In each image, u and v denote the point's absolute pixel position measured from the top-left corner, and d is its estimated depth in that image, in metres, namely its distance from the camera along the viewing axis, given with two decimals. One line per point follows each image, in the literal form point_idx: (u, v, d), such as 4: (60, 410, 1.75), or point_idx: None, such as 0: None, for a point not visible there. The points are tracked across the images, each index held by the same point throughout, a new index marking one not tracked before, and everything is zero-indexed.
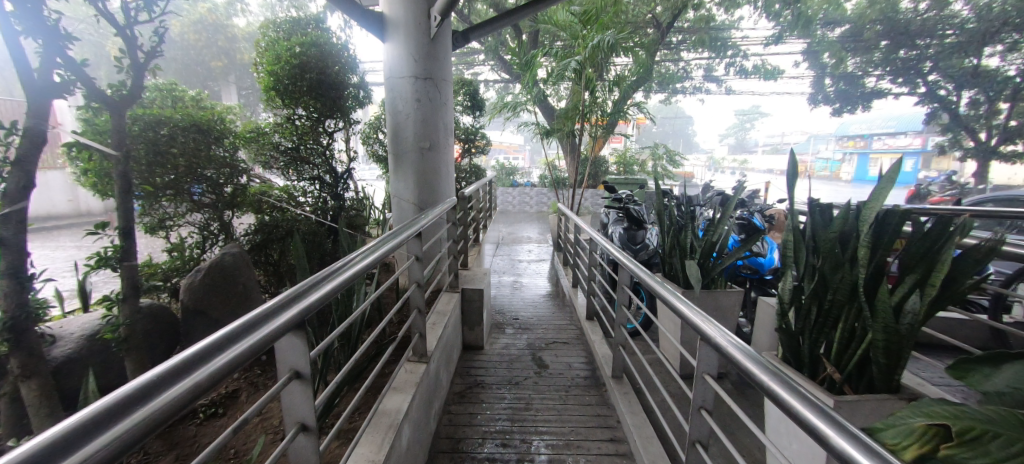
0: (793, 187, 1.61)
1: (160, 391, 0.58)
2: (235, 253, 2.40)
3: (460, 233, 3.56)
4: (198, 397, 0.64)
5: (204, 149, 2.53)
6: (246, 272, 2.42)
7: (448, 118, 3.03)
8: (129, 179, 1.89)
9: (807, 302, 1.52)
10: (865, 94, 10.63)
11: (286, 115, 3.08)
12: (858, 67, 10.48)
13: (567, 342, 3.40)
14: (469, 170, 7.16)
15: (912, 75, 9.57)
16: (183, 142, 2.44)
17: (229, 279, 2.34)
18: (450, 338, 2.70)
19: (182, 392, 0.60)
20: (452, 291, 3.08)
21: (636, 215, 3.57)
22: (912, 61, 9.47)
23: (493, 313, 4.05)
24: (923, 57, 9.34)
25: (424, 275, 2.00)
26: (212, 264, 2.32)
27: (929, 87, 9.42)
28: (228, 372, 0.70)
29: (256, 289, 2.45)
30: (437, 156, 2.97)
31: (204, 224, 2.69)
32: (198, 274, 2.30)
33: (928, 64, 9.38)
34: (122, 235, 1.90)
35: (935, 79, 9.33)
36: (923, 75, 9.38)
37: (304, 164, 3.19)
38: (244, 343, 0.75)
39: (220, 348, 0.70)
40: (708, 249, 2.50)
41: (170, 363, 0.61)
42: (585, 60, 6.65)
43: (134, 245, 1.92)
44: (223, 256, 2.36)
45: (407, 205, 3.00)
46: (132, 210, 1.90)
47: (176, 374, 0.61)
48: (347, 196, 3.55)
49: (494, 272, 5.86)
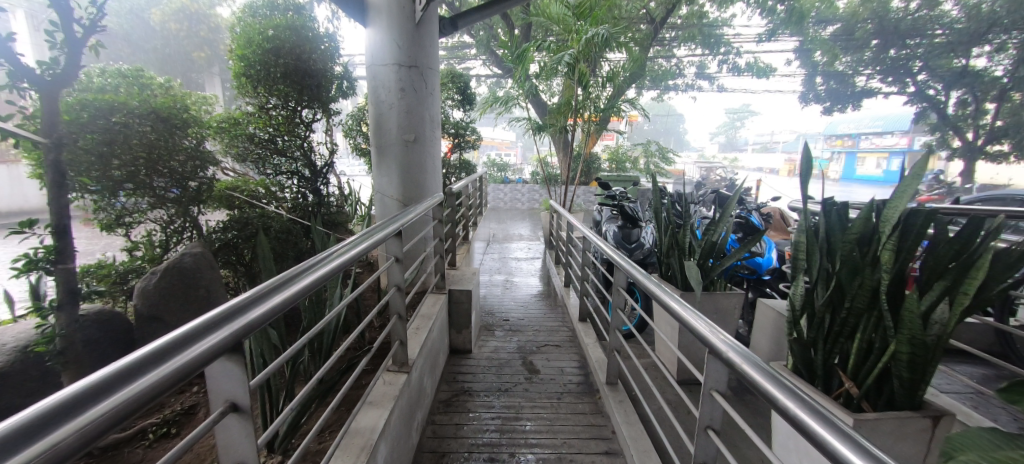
0: (807, 186, 1.47)
1: (19, 447, 0.44)
2: (196, 253, 2.23)
3: (448, 231, 3.40)
4: (85, 447, 0.49)
5: (164, 139, 2.32)
6: (210, 273, 2.26)
7: (434, 110, 2.85)
8: (62, 169, 1.69)
9: (822, 311, 1.39)
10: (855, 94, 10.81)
11: (259, 104, 2.88)
12: (849, 66, 10.51)
13: (559, 345, 3.26)
14: (459, 166, 6.96)
15: (902, 74, 9.61)
16: (138, 130, 2.23)
17: (191, 280, 2.18)
18: (436, 343, 2.55)
19: (28, 463, 0.44)
20: (439, 292, 2.91)
21: (630, 213, 3.43)
22: (902, 60, 9.50)
23: (482, 313, 3.91)
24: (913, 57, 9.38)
25: (405, 278, 1.83)
26: (171, 264, 2.16)
27: (918, 87, 9.53)
28: (132, 412, 0.55)
29: (221, 290, 2.30)
30: (423, 151, 2.81)
31: (168, 221, 2.49)
32: (155, 276, 2.14)
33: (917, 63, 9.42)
34: (55, 234, 1.71)
35: (923, 80, 9.42)
36: (912, 75, 9.43)
37: (279, 157, 3.01)
38: (163, 370, 0.61)
39: (122, 380, 0.56)
40: (709, 250, 2.37)
41: (43, 406, 0.47)
42: (577, 55, 6.54)
43: (71, 244, 1.73)
44: (183, 256, 2.20)
45: (391, 202, 2.83)
46: (67, 206, 1.70)
47: (47, 422, 0.47)
48: (326, 192, 3.37)
49: (485, 270, 5.71)
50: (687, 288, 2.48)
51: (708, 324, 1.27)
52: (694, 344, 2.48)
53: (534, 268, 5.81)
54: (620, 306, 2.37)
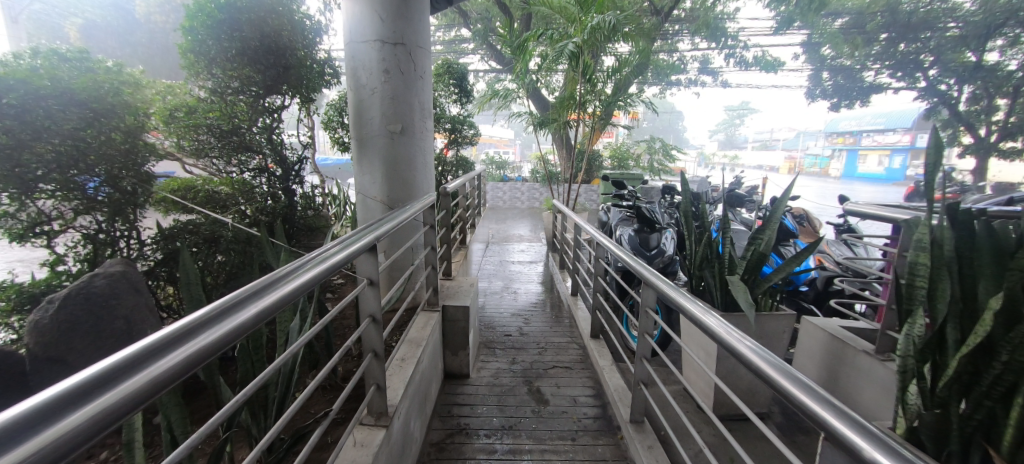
0: (932, 185, 1.06)
1: None
2: (110, 275, 1.86)
3: (442, 236, 3.00)
4: None
5: (82, 126, 1.92)
6: (134, 297, 1.91)
7: (426, 96, 2.44)
8: None
9: (963, 361, 0.98)
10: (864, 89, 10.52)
11: (218, 87, 2.51)
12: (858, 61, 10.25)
13: (569, 366, 2.85)
14: (456, 163, 6.54)
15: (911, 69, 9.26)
16: (43, 114, 1.82)
17: (106, 308, 1.78)
18: (427, 372, 2.15)
19: None
20: (431, 309, 2.49)
21: (649, 215, 3.04)
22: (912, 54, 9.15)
23: (481, 327, 3.52)
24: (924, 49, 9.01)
25: (384, 305, 1.41)
26: (75, 290, 1.75)
27: (930, 83, 9.22)
28: None
29: (145, 316, 1.92)
30: (413, 145, 2.40)
31: (97, 230, 2.05)
32: (52, 306, 1.70)
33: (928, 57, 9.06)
34: None
35: (935, 76, 9.12)
36: (923, 69, 9.08)
37: (249, 153, 2.67)
38: None
39: None
40: (757, 261, 1.97)
41: None
42: (581, 43, 6.13)
43: None
44: (92, 279, 1.81)
45: (374, 205, 2.41)
46: None
47: None
48: (297, 193, 2.96)
49: (480, 275, 5.29)
50: (726, 306, 2.09)
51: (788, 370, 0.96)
52: (736, 373, 2.09)
53: (537, 272, 5.41)
54: (649, 331, 1.95)
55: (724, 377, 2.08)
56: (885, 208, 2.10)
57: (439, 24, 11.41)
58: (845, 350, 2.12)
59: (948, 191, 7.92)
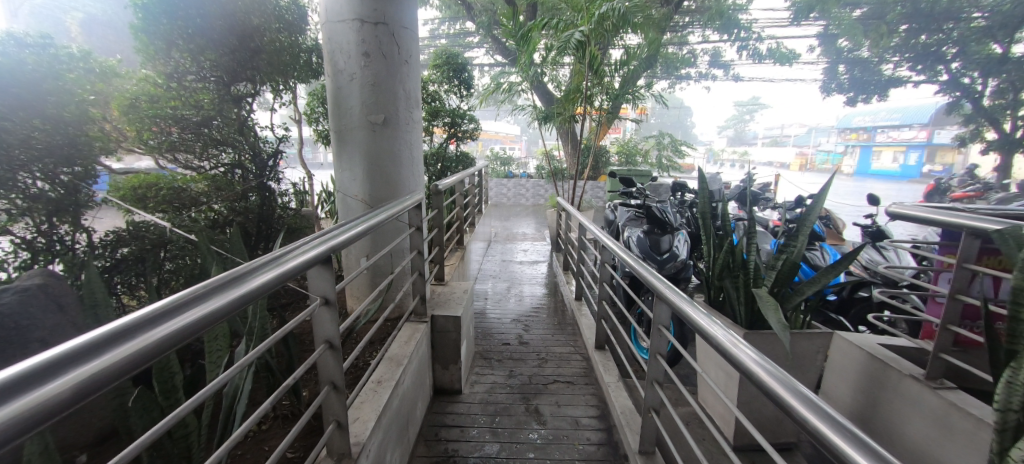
0: None
1: None
2: (23, 289, 1.47)
3: (434, 238, 2.76)
4: None
5: (13, 114, 1.66)
6: (52, 316, 1.51)
7: (412, 83, 2.18)
8: None
9: None
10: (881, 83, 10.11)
11: (186, 75, 2.30)
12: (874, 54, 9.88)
13: (572, 381, 2.61)
14: (458, 159, 6.30)
15: (931, 62, 8.91)
16: None
17: (16, 333, 1.38)
18: (410, 393, 1.91)
19: None
20: (418, 320, 2.24)
21: (659, 216, 2.79)
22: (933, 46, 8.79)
23: (477, 334, 3.28)
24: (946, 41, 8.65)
25: (342, 329, 1.17)
26: None
27: (952, 76, 8.73)
28: None
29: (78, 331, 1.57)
30: (398, 139, 2.15)
31: (30, 235, 1.77)
32: None
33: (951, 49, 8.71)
34: None
35: (958, 68, 8.66)
36: (945, 62, 8.71)
37: (222, 147, 2.46)
38: None
39: None
40: (788, 271, 1.69)
41: None
42: (588, 33, 5.84)
43: None
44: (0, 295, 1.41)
45: (355, 204, 2.17)
46: None
47: None
48: (274, 191, 2.74)
49: (479, 276, 5.05)
50: (750, 324, 1.82)
51: (815, 402, 0.79)
52: (760, 400, 1.83)
53: (540, 273, 5.17)
54: (661, 352, 1.69)
55: (746, 405, 1.82)
56: (937, 211, 1.69)
57: (443, 17, 11.17)
58: (887, 373, 1.85)
59: (969, 190, 7.61)
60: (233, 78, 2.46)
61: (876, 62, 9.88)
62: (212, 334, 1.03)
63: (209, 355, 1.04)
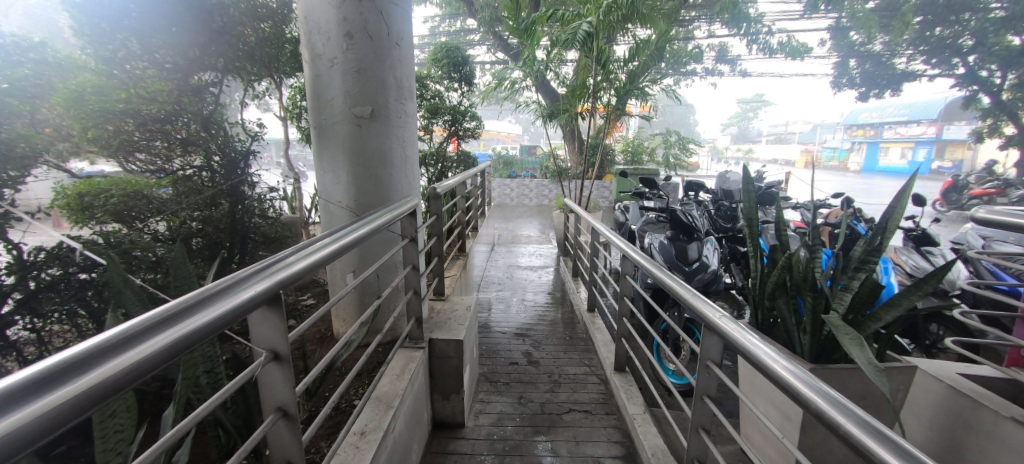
0: None
1: None
2: None
3: (433, 247, 2.45)
4: None
5: None
6: None
7: (403, 69, 1.87)
8: None
9: None
10: (894, 78, 9.79)
11: (135, 62, 1.97)
12: (888, 47, 9.55)
13: (590, 410, 2.29)
14: (459, 159, 5.99)
15: (948, 55, 8.64)
16: None
17: None
18: (404, 438, 1.60)
19: None
20: (414, 346, 1.93)
21: (685, 221, 2.48)
22: (951, 39, 8.48)
23: (482, 352, 2.97)
24: (964, 32, 8.35)
25: (302, 391, 0.86)
26: None
27: (969, 69, 8.71)
28: None
29: None
30: (387, 135, 1.84)
31: None
32: None
33: (969, 41, 8.45)
34: None
35: (975, 62, 8.63)
36: (961, 54, 8.54)
37: (186, 147, 2.17)
38: None
39: None
40: (868, 294, 1.35)
41: None
42: (596, 24, 5.50)
43: None
44: None
45: (338, 212, 1.86)
46: None
47: None
48: (249, 194, 2.46)
49: (483, 283, 4.75)
50: (815, 356, 1.49)
51: None
52: (825, 445, 1.52)
53: (547, 279, 4.86)
54: (710, 393, 1.37)
55: (810, 452, 1.51)
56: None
57: (444, 13, 10.90)
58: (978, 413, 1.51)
59: (990, 186, 7.30)
60: (195, 66, 2.15)
61: (889, 56, 9.56)
62: (105, 411, 0.72)
63: (102, 443, 0.72)
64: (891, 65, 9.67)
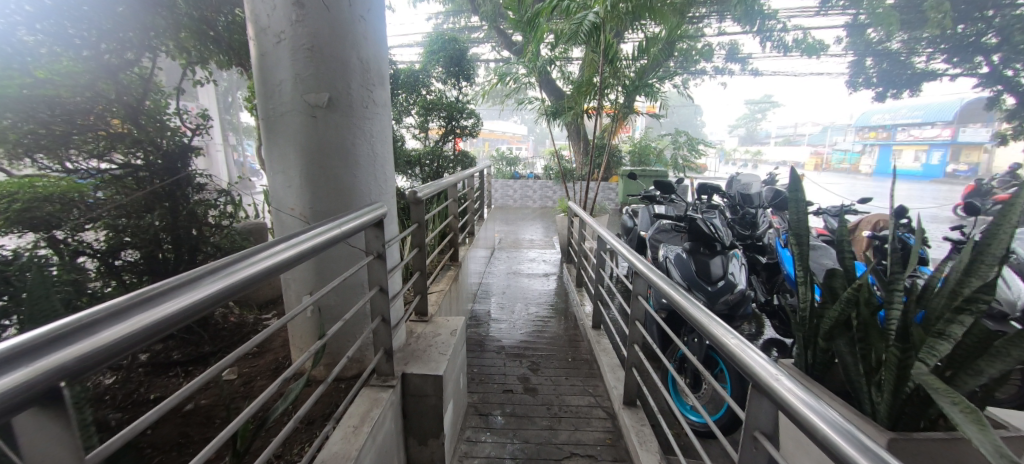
0: None
1: None
2: None
3: (414, 259, 2.12)
4: None
5: None
6: None
7: (369, 48, 1.52)
8: None
9: None
10: (912, 77, 9.40)
11: (38, 33, 1.50)
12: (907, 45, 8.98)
13: (595, 456, 1.95)
14: (458, 159, 5.67)
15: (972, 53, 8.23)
16: None
17: None
18: None
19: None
20: (382, 385, 1.59)
21: (707, 231, 2.17)
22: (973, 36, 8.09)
23: (473, 376, 2.64)
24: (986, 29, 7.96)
25: None
26: None
27: (994, 68, 8.28)
28: None
29: None
30: (351, 129, 1.50)
31: None
32: None
33: (993, 39, 8.05)
34: None
35: (999, 61, 8.21)
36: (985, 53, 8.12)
37: (121, 145, 1.73)
38: None
39: None
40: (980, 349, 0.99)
41: None
42: (602, 15, 5.14)
43: None
44: None
45: (290, 221, 1.53)
46: None
47: None
48: (204, 199, 2.02)
49: (478, 293, 4.41)
50: (892, 422, 1.14)
51: None
52: None
53: (549, 288, 4.53)
54: None
55: None
56: None
57: (446, 11, 10.60)
58: None
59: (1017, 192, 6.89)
60: (128, 45, 1.71)
61: (907, 54, 9.04)
62: None
63: None
64: (910, 65, 9.28)
